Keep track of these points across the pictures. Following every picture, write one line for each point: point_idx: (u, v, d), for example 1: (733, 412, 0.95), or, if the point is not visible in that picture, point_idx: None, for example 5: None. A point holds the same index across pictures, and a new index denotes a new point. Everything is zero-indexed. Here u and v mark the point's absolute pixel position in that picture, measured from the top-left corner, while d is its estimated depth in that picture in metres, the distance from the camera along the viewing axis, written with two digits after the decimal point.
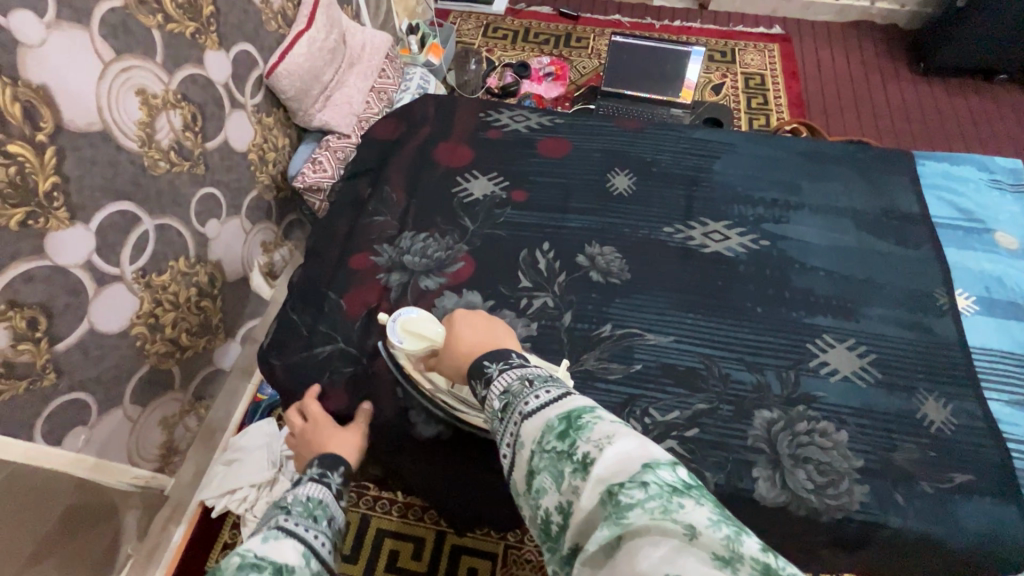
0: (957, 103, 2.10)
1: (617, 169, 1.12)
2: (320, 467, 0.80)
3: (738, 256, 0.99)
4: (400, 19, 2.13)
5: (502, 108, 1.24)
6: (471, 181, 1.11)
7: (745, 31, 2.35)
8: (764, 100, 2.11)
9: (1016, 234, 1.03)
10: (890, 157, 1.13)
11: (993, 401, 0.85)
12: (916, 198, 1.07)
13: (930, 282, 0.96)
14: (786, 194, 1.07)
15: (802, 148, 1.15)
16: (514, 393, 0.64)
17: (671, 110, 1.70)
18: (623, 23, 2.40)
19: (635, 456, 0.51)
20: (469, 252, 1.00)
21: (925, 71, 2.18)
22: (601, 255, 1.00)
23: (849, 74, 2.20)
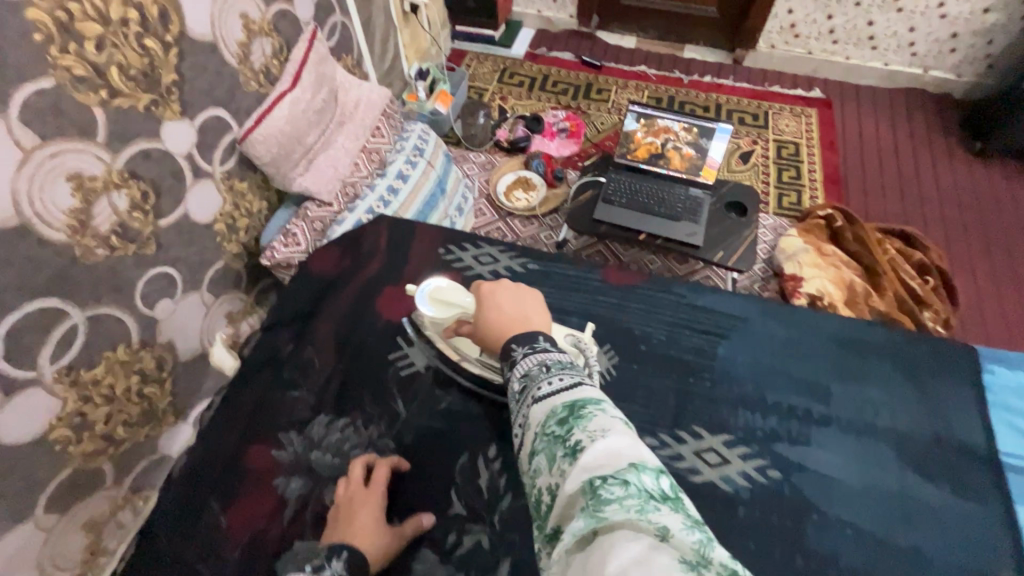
0: (1017, 193, 1.88)
1: (594, 344, 0.93)
2: (343, 566, 0.66)
3: (740, 491, 0.77)
4: (410, 62, 2.03)
5: (468, 242, 1.08)
6: (413, 345, 0.93)
7: (781, 92, 2.17)
8: (797, 174, 1.92)
9: None
10: (940, 355, 0.91)
11: None
12: (980, 427, 0.84)
13: (1001, 568, 0.71)
14: (806, 400, 0.86)
15: (831, 333, 0.94)
16: (532, 377, 0.63)
17: (690, 190, 1.53)
18: (648, 75, 2.25)
19: (624, 454, 0.50)
20: (397, 453, 0.82)
21: (983, 152, 1.96)
22: None
23: (893, 150, 2.00)
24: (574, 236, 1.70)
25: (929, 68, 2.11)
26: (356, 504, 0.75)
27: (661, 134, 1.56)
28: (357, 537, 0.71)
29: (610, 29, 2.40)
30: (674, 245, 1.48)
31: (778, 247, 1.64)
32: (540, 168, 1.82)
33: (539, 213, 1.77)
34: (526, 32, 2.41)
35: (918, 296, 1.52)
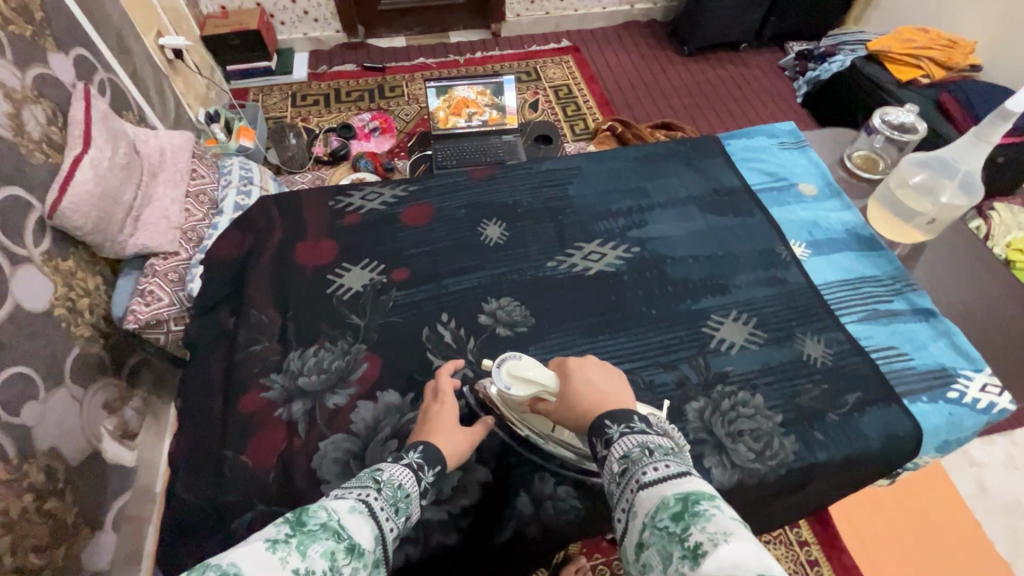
0: (720, 73, 2.51)
1: (487, 220, 1.12)
2: (420, 458, 0.71)
3: (619, 268, 1.05)
4: (194, 109, 1.96)
5: (350, 190, 1.17)
6: (346, 274, 1.03)
7: (539, 49, 2.56)
8: (576, 107, 2.31)
9: (811, 181, 1.21)
10: (704, 143, 1.28)
11: (849, 323, 0.99)
12: (734, 172, 1.22)
13: (772, 240, 1.10)
14: (635, 200, 1.16)
15: (635, 155, 1.26)
16: (634, 460, 0.62)
17: (504, 137, 1.79)
18: (429, 65, 2.47)
19: (751, 564, 0.47)
20: (370, 349, 0.93)
21: (690, 53, 2.57)
22: (501, 308, 0.99)
23: (633, 67, 2.52)
24: None
25: (634, 3, 2.68)
26: (434, 411, 0.81)
27: (462, 112, 1.75)
28: (435, 438, 0.76)
29: (379, 34, 2.56)
30: None
31: None
32: (369, 166, 1.93)
33: None
34: (300, 56, 2.46)
35: None
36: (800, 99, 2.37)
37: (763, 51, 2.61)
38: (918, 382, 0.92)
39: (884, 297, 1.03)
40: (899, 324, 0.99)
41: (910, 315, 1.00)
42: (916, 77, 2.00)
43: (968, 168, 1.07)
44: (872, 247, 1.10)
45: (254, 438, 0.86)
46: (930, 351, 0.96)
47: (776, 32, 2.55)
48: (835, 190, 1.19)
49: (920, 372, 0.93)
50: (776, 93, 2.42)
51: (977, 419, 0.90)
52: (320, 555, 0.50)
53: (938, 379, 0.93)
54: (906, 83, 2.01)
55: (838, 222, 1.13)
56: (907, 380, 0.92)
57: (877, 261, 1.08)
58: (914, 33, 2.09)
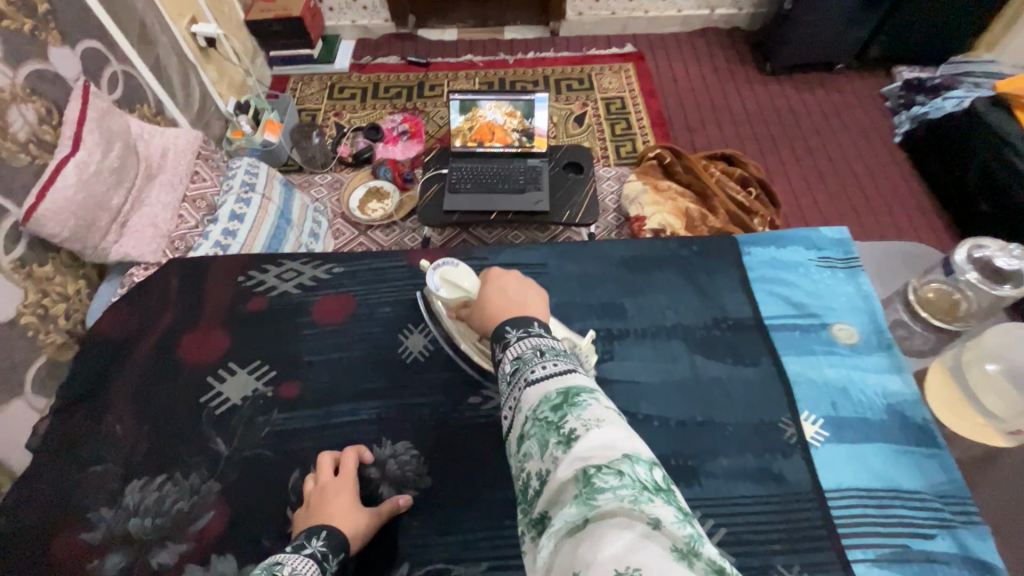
0: (806, 98, 2.16)
1: (409, 327, 0.99)
2: (325, 545, 0.68)
3: None
4: (225, 99, 1.91)
5: (271, 262, 1.08)
6: (227, 378, 0.93)
7: (598, 54, 2.32)
8: (627, 124, 2.07)
9: (850, 323, 0.96)
10: (714, 246, 1.08)
11: (857, 563, 0.74)
12: (746, 298, 1.00)
13: (774, 409, 0.87)
14: (605, 321, 0.97)
15: (613, 256, 1.06)
16: (526, 360, 0.59)
17: (528, 161, 1.62)
18: (475, 63, 2.30)
19: (620, 444, 0.47)
20: (222, 493, 0.82)
21: (772, 71, 2.23)
22: (393, 457, 0.84)
23: (702, 82, 2.22)
24: (435, 232, 1.71)
25: (714, 7, 2.35)
26: (333, 489, 0.77)
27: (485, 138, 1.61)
28: (333, 521, 0.73)
29: (430, 25, 2.42)
30: (525, 215, 1.54)
31: (622, 195, 1.75)
32: (388, 175, 1.82)
33: (396, 217, 1.75)
34: (345, 44, 2.37)
35: (744, 206, 1.71)
36: (897, 138, 2.00)
37: (864, 75, 2.22)
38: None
39: (922, 527, 0.76)
40: None
41: (953, 565, 0.74)
42: None
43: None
44: (919, 440, 0.84)
45: (141, 527, 0.80)
46: None
47: (882, 54, 2.15)
48: (883, 340, 0.94)
49: None
50: (870, 129, 2.05)
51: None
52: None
53: None
54: None
55: (875, 390, 0.89)
56: None
57: (922, 464, 0.82)
58: None
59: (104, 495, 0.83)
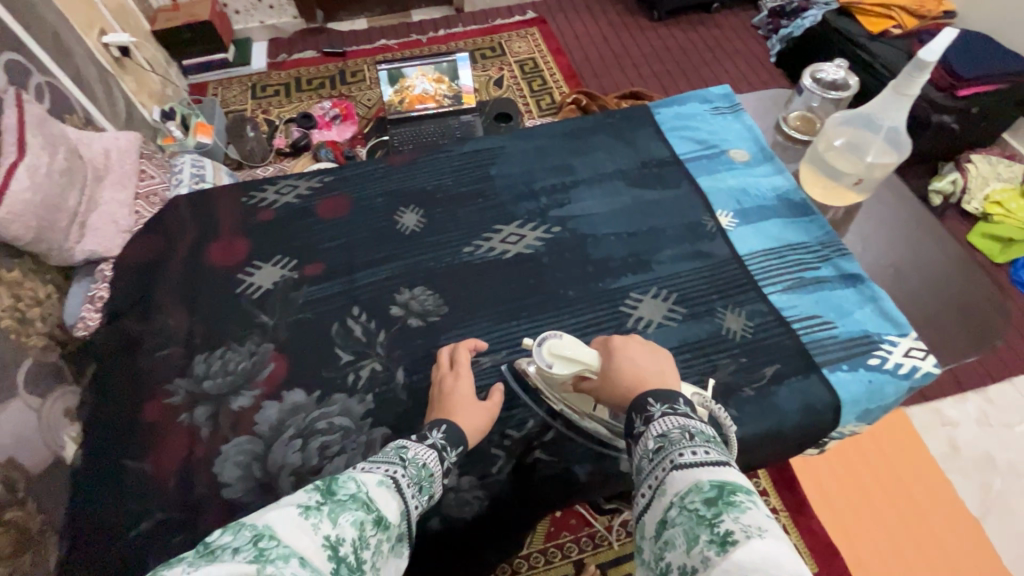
0: (691, 37, 2.43)
1: (404, 207, 1.12)
2: (444, 438, 0.73)
3: (538, 250, 1.05)
4: (149, 108, 1.92)
5: (265, 184, 1.17)
6: (256, 272, 1.04)
7: (504, 23, 2.49)
8: (543, 81, 2.25)
9: (744, 147, 1.18)
10: (635, 113, 1.26)
11: (772, 294, 0.97)
12: (663, 142, 1.21)
13: (697, 211, 1.09)
14: (562, 176, 1.16)
15: (559, 129, 1.25)
16: (672, 440, 0.61)
17: (461, 117, 1.74)
18: (390, 46, 2.41)
19: (781, 565, 0.46)
20: (278, 349, 0.94)
21: (660, 17, 2.49)
22: (413, 298, 1.00)
23: (601, 35, 2.45)
24: None
25: None
26: (451, 386, 0.84)
27: (410, 107, 1.72)
28: (455, 417, 0.79)
29: (339, 18, 2.50)
30: None
31: None
32: (329, 156, 1.89)
33: None
34: (258, 45, 2.40)
35: None
36: (773, 59, 2.30)
37: (736, 11, 2.52)
38: (839, 350, 0.90)
39: (811, 264, 1.01)
40: (823, 292, 0.97)
41: (836, 283, 0.98)
42: (887, 28, 1.90)
43: (893, 123, 1.00)
44: (802, 213, 1.08)
45: (216, 384, 0.92)
46: (855, 317, 0.94)
47: None
48: (768, 155, 1.17)
49: (841, 340, 0.91)
50: (748, 54, 2.34)
51: (897, 387, 0.87)
52: (350, 523, 0.53)
53: (859, 347, 0.91)
54: (879, 36, 1.91)
55: (769, 188, 1.11)
56: (826, 349, 0.91)
57: (806, 228, 1.06)
58: None
59: (175, 369, 0.95)
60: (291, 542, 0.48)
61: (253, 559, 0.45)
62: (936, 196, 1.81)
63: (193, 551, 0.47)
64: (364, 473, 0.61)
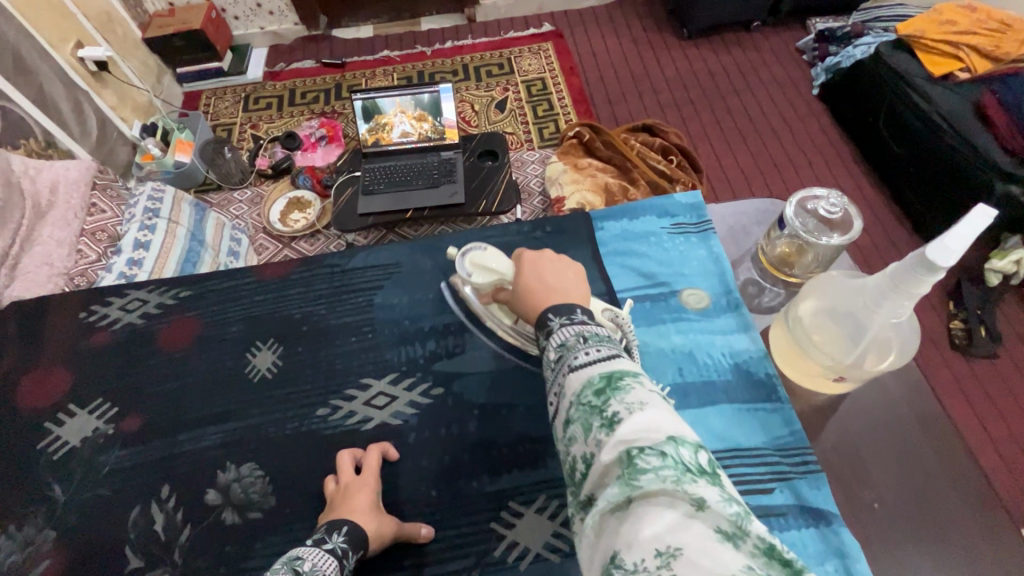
0: (722, 59, 2.16)
1: (258, 342, 0.98)
2: (346, 542, 0.67)
3: (407, 423, 0.86)
4: (130, 123, 1.85)
5: (114, 295, 1.06)
6: (66, 421, 0.91)
7: (517, 36, 2.29)
8: (549, 105, 2.04)
9: (701, 288, 0.98)
10: (568, 227, 1.09)
11: None
12: (600, 273, 1.02)
13: None
14: (459, 311, 0.97)
15: (467, 242, 1.08)
16: (569, 347, 0.57)
17: (442, 153, 1.60)
18: (393, 58, 2.25)
19: (662, 426, 0.45)
20: (56, 541, 0.80)
21: (689, 36, 2.23)
22: (240, 481, 0.83)
23: (621, 55, 2.21)
24: (360, 236, 1.67)
25: None
26: (355, 487, 0.76)
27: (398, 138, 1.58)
28: (359, 519, 0.71)
29: (343, 24, 2.37)
30: (441, 211, 1.51)
31: (546, 176, 1.74)
32: (308, 183, 1.77)
33: (320, 225, 1.70)
34: (257, 52, 2.29)
35: (667, 175, 1.70)
36: (815, 90, 2.02)
37: (779, 32, 2.23)
38: None
39: (762, 483, 0.77)
40: (769, 533, 0.73)
41: (789, 516, 0.74)
42: (952, 70, 1.60)
43: (890, 317, 0.68)
44: (764, 396, 0.84)
45: None
46: None
47: (794, 8, 2.16)
48: (731, 301, 0.96)
49: None
50: (787, 84, 2.06)
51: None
52: None
53: None
54: (940, 79, 1.61)
55: (722, 351, 0.90)
56: None
57: (765, 420, 0.82)
58: (958, 12, 1.68)
59: None
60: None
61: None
62: (993, 276, 1.50)
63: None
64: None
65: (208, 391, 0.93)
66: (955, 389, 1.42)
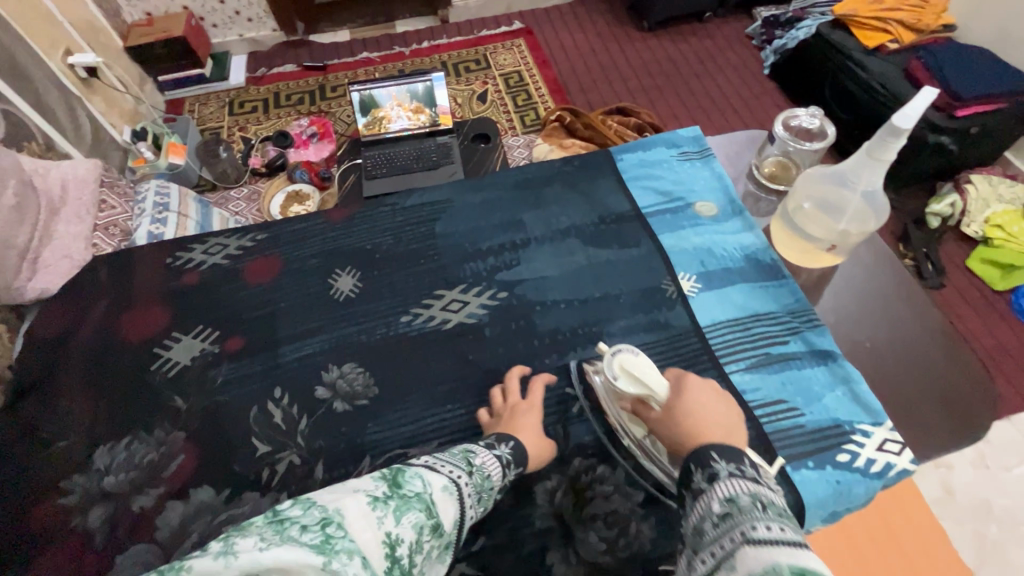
0: (681, 48, 2.35)
1: (341, 270, 1.11)
2: (508, 454, 0.75)
3: (481, 320, 1.03)
4: (119, 128, 1.87)
5: (195, 243, 1.17)
6: (174, 346, 1.02)
7: (489, 34, 2.42)
8: (527, 95, 2.18)
9: (711, 200, 1.15)
10: (593, 161, 1.26)
11: (734, 373, 0.93)
12: (625, 195, 1.19)
13: (658, 276, 1.06)
14: (510, 235, 1.14)
15: (511, 179, 1.24)
16: (741, 508, 0.52)
17: (438, 139, 1.68)
18: (372, 59, 2.34)
19: None
20: (188, 439, 0.91)
21: (649, 28, 2.42)
22: (342, 377, 0.97)
23: (589, 46, 2.38)
24: None
25: None
26: (522, 408, 0.87)
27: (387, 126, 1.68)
28: (517, 434, 0.82)
29: (320, 29, 2.44)
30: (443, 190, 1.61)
31: (533, 156, 1.86)
32: (305, 177, 1.83)
33: None
34: (236, 60, 2.35)
35: None
36: (766, 70, 2.22)
37: (728, 21, 2.44)
38: (806, 443, 0.86)
39: (779, 338, 0.97)
40: (790, 373, 0.93)
41: (805, 360, 0.94)
42: (883, 42, 1.82)
43: (868, 185, 0.89)
44: (771, 276, 1.04)
45: (116, 482, 0.86)
46: (822, 405, 0.89)
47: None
48: (737, 209, 1.14)
49: (807, 431, 0.87)
50: (742, 65, 2.27)
51: (869, 486, 0.83)
52: (411, 524, 0.53)
53: (824, 439, 0.86)
54: (874, 50, 1.83)
55: (736, 247, 1.08)
56: (790, 442, 0.86)
57: (776, 293, 1.02)
58: None
59: (71, 463, 0.88)
60: (356, 535, 0.49)
61: (318, 544, 0.47)
62: (934, 219, 1.72)
63: (264, 516, 0.49)
64: (431, 471, 0.63)
65: (293, 316, 1.05)
66: None
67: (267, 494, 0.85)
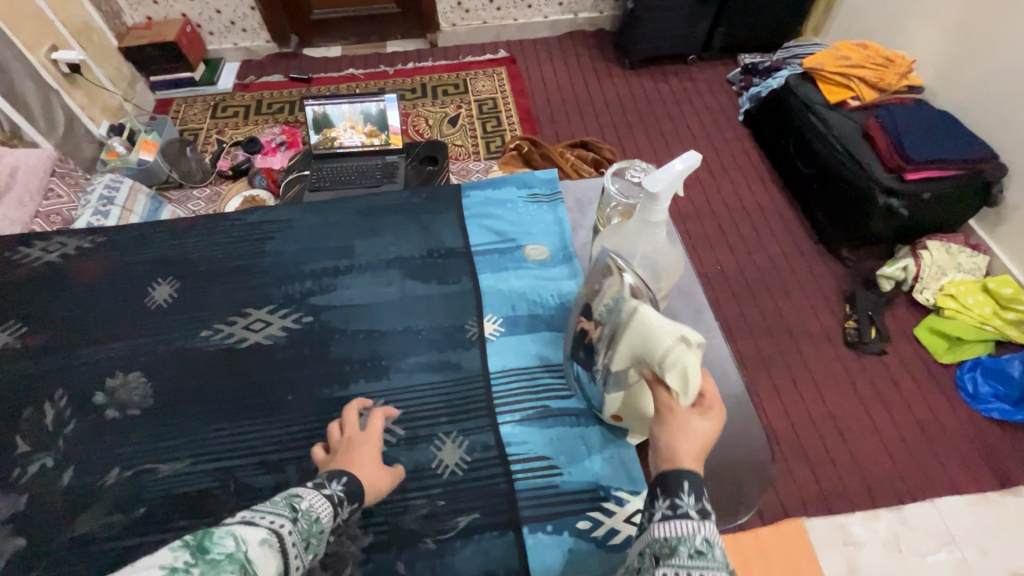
0: (659, 87, 2.36)
1: (161, 279, 1.14)
2: (341, 492, 0.72)
3: (277, 342, 1.03)
4: (98, 122, 1.97)
5: (40, 239, 1.22)
6: None
7: (473, 60, 2.47)
8: (497, 122, 2.21)
9: (542, 244, 1.14)
10: (439, 195, 1.27)
11: (506, 425, 0.92)
12: (460, 232, 1.19)
13: (464, 315, 1.06)
14: (337, 260, 1.15)
15: (354, 207, 1.25)
16: (719, 558, 0.55)
17: (386, 157, 1.73)
18: (357, 76, 2.41)
19: None
20: None
21: (631, 66, 2.43)
22: (123, 385, 0.99)
23: (569, 79, 2.41)
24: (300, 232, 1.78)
25: (578, 12, 2.56)
26: (357, 441, 0.83)
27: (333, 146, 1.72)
28: (355, 470, 0.78)
29: (314, 43, 2.54)
30: None
31: None
32: (264, 183, 1.89)
33: None
34: (229, 67, 2.46)
35: None
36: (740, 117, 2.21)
37: (713, 65, 2.44)
38: (553, 506, 0.84)
39: (560, 392, 0.94)
40: (559, 429, 0.91)
41: (579, 417, 0.92)
42: (845, 98, 1.79)
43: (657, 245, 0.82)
44: None
45: None
46: (584, 466, 0.87)
47: (725, 44, 2.37)
48: (568, 255, 1.12)
49: (559, 492, 0.85)
50: (716, 109, 2.26)
51: (602, 558, 0.79)
52: None
53: (568, 503, 0.84)
54: (836, 105, 1.80)
55: (553, 294, 1.06)
56: (537, 502, 0.85)
57: None
58: (852, 49, 1.87)
59: None
60: None
61: None
62: (886, 282, 1.67)
63: None
64: (247, 525, 0.58)
65: (117, 319, 1.08)
66: (845, 382, 1.53)
67: (9, 493, 0.88)
